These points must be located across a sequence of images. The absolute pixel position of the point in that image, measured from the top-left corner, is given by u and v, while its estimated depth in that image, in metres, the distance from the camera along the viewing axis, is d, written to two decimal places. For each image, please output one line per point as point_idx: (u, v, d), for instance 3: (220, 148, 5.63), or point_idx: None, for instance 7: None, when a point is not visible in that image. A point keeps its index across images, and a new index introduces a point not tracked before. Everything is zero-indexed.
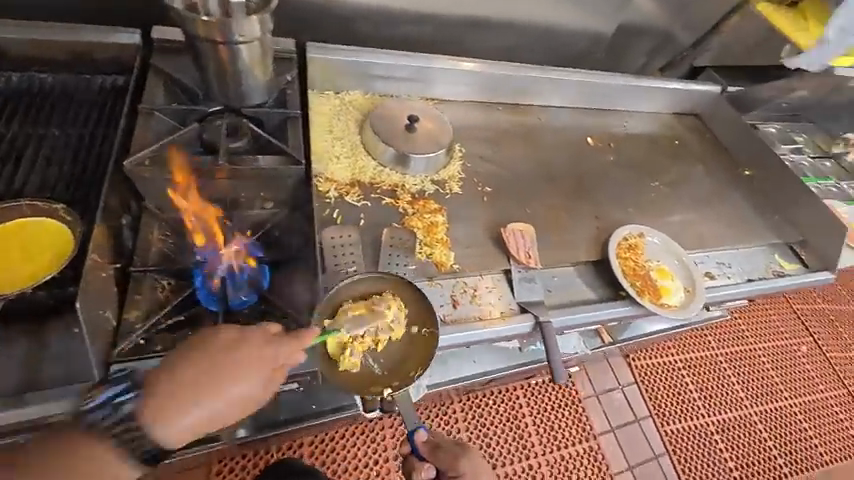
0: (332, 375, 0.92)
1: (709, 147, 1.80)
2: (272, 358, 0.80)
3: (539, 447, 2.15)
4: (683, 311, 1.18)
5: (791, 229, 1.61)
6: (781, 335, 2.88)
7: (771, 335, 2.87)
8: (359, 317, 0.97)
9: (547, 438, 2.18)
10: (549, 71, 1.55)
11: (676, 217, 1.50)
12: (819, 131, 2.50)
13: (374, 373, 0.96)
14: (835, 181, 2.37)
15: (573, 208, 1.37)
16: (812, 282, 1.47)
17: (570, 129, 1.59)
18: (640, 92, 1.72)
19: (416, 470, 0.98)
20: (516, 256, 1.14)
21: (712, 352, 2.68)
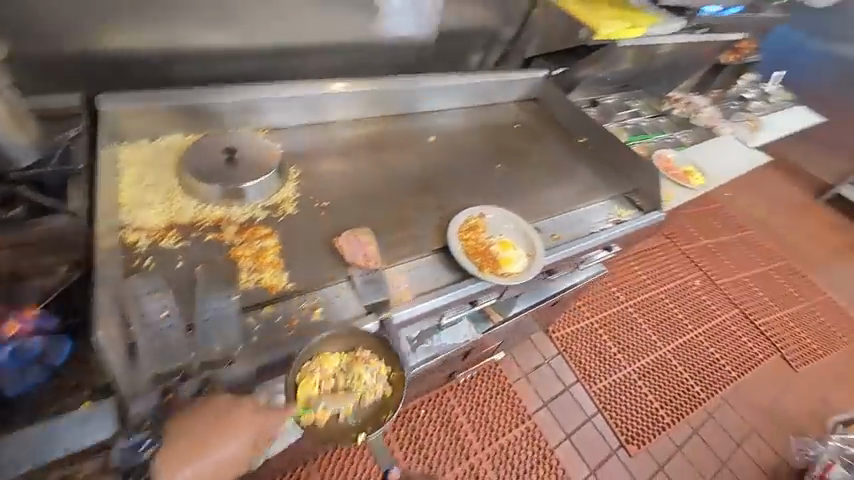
0: (311, 428, 0.95)
1: (544, 124, 2.03)
2: (263, 422, 0.92)
3: (477, 442, 2.16)
4: (526, 275, 1.24)
5: (623, 181, 1.81)
6: (668, 277, 3.30)
7: (661, 279, 3.27)
8: (334, 365, 1.00)
9: (484, 431, 2.19)
10: (374, 82, 1.62)
11: (521, 191, 1.62)
12: (649, 97, 2.95)
13: (348, 423, 0.98)
14: (669, 133, 2.68)
15: (419, 201, 1.41)
16: (644, 223, 1.64)
17: (412, 131, 1.69)
18: (471, 88, 1.90)
19: None
20: (354, 262, 1.14)
21: (617, 305, 2.97)
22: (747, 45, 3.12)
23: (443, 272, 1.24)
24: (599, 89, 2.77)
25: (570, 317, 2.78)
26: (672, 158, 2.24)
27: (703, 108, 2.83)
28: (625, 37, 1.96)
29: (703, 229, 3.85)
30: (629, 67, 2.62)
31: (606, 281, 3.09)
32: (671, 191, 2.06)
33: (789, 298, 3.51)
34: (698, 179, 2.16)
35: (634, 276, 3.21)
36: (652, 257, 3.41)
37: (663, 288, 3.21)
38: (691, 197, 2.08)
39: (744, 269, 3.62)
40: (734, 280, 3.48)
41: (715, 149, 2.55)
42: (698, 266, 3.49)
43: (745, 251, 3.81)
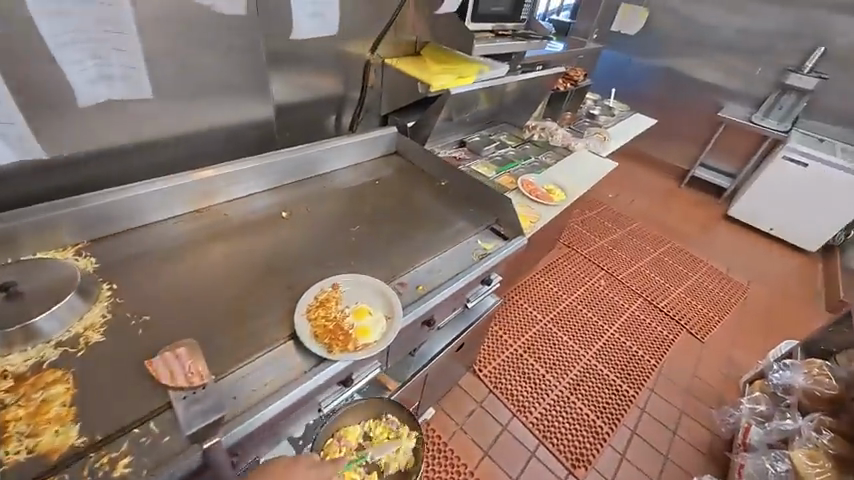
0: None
1: (405, 178, 2.05)
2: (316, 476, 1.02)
3: None
4: (384, 342, 1.17)
5: (486, 213, 1.87)
6: (576, 284, 3.49)
7: (571, 287, 3.44)
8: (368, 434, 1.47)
9: None
10: (204, 172, 1.54)
11: (383, 247, 1.60)
12: (511, 127, 3.25)
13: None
14: (534, 157, 2.95)
15: (265, 287, 1.32)
16: (508, 251, 1.69)
17: (261, 212, 1.64)
18: (323, 157, 1.92)
19: None
20: (175, 384, 0.97)
21: (536, 325, 3.03)
22: (577, 73, 3.62)
23: (291, 364, 1.12)
24: (463, 130, 2.97)
25: (493, 350, 2.77)
26: (534, 181, 2.43)
27: (555, 130, 3.17)
28: (457, 86, 2.14)
29: (597, 232, 4.21)
30: (482, 107, 2.85)
31: (520, 304, 3.18)
32: (538, 212, 2.20)
33: (681, 276, 3.87)
34: (559, 195, 2.34)
35: (546, 291, 3.34)
36: (558, 269, 3.61)
37: (575, 296, 3.37)
38: (556, 213, 2.24)
39: (639, 259, 3.97)
40: (634, 271, 3.78)
41: (572, 164, 2.83)
42: (601, 266, 3.75)
43: (636, 242, 4.20)
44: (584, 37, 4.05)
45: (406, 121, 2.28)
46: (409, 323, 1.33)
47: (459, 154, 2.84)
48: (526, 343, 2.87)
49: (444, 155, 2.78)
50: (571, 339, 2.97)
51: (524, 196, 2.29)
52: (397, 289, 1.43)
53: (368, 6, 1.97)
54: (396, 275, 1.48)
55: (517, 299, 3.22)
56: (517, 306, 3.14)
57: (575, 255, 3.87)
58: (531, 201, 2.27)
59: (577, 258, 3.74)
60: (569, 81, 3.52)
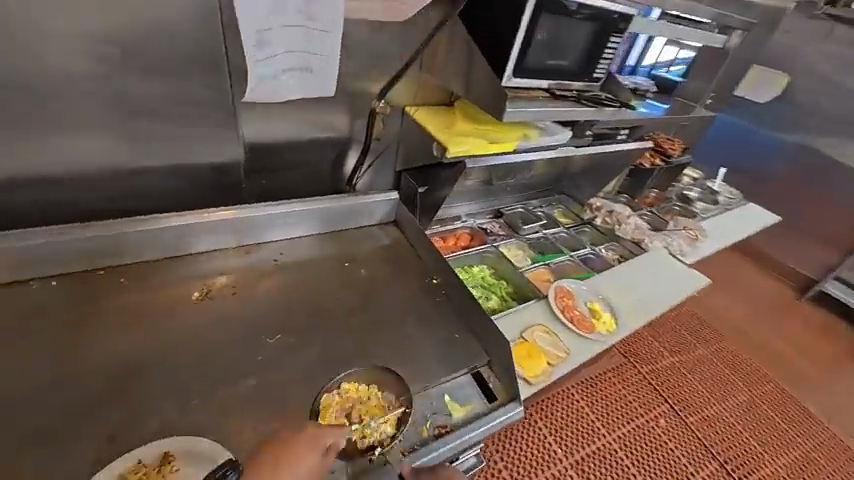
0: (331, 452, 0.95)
1: (390, 261, 1.54)
2: None
3: None
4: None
5: (476, 346, 1.28)
6: (626, 416, 2.60)
7: (617, 419, 2.56)
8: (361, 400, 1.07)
9: None
10: (104, 227, 1.19)
11: (299, 380, 1.08)
12: (570, 202, 2.60)
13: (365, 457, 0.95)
14: (589, 248, 2.26)
15: (80, 430, 0.87)
16: (484, 430, 1.09)
17: (169, 286, 1.22)
18: (289, 218, 1.48)
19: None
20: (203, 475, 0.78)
21: (551, 466, 2.26)
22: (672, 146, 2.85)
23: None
24: (505, 196, 2.40)
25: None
26: (575, 292, 1.76)
27: (626, 217, 2.44)
28: (483, 154, 1.62)
29: (673, 344, 3.22)
30: (532, 174, 2.26)
31: (538, 427, 2.42)
32: (566, 345, 1.51)
33: (785, 440, 2.74)
34: (604, 322, 1.64)
35: (579, 415, 2.52)
36: (605, 387, 2.74)
37: (620, 435, 2.49)
38: (595, 352, 1.53)
39: (725, 397, 2.90)
40: (716, 418, 2.75)
41: (642, 269, 2.05)
42: (668, 398, 2.78)
43: (724, 370, 3.12)
44: (694, 101, 3.23)
45: (417, 185, 1.81)
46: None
47: (490, 227, 2.26)
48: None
49: (471, 225, 2.22)
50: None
51: (553, 314, 1.63)
52: None
53: (387, 41, 1.55)
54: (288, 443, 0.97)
55: (536, 419, 2.47)
56: (534, 430, 2.39)
57: (632, 367, 2.93)
58: (560, 324, 1.60)
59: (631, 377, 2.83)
60: (659, 156, 2.76)
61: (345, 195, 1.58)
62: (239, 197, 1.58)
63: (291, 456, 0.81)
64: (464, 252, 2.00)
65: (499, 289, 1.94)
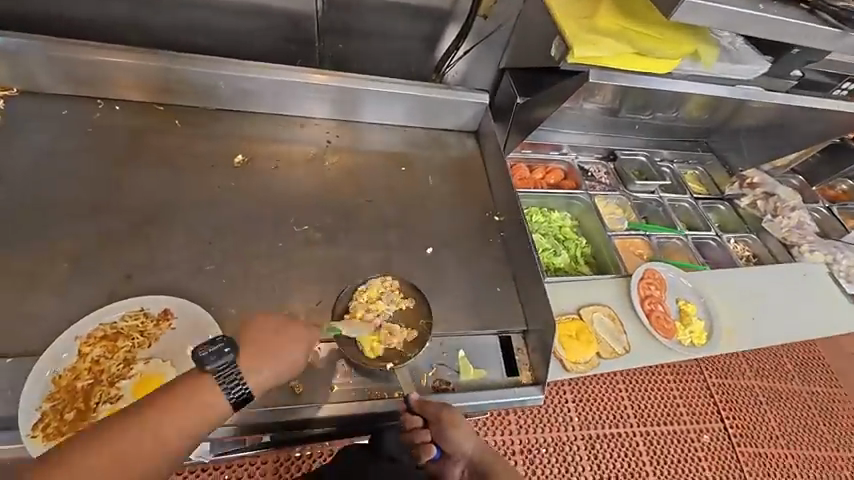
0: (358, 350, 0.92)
1: (453, 178, 1.30)
2: None
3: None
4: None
5: (514, 308, 1.07)
6: (749, 458, 1.69)
7: (733, 458, 1.67)
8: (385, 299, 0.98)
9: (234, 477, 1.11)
10: (165, 61, 1.11)
11: (311, 281, 1.00)
12: (716, 165, 1.94)
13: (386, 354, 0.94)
14: (714, 232, 1.74)
15: (106, 258, 0.91)
16: (492, 404, 0.95)
17: (217, 140, 1.16)
18: (354, 98, 1.27)
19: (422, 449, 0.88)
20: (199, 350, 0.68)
21: (576, 437, 1.57)
22: None
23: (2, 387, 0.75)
24: (628, 136, 1.85)
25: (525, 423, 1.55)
26: (668, 282, 1.39)
27: (789, 209, 1.79)
28: (620, 68, 1.18)
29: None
30: (680, 115, 1.71)
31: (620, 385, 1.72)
32: (628, 342, 1.23)
33: None
34: (693, 332, 1.29)
35: (683, 417, 1.70)
36: (738, 403, 1.79)
37: (724, 466, 1.65)
38: (663, 362, 1.24)
39: None
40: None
41: (779, 284, 1.53)
42: (827, 463, 1.76)
43: None
44: None
45: (517, 93, 1.42)
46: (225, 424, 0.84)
47: (592, 170, 1.81)
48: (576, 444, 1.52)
49: (569, 161, 1.79)
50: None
51: (629, 301, 1.31)
52: None
53: None
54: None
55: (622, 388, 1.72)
56: (611, 387, 1.70)
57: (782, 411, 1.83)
58: (633, 315, 1.29)
59: (763, 403, 1.82)
60: None
61: (429, 85, 1.31)
62: (309, 60, 1.37)
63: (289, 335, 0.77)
64: (549, 191, 1.66)
65: (575, 247, 1.60)
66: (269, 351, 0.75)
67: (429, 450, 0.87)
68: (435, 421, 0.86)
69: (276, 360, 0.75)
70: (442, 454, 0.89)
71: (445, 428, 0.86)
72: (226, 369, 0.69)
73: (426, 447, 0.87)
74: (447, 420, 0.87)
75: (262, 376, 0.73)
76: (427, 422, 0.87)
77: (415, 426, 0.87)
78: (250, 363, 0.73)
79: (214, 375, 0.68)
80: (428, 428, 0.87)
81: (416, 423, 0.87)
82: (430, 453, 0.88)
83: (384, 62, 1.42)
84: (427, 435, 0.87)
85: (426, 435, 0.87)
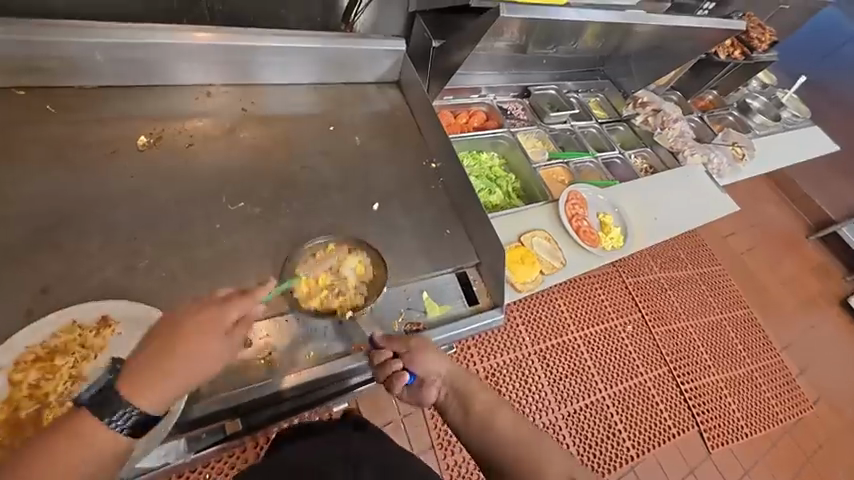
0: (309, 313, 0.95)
1: (383, 131, 1.29)
2: None
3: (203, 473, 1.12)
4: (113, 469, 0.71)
5: (465, 245, 1.15)
6: (660, 333, 2.08)
7: (650, 337, 2.05)
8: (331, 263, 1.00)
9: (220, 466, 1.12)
10: (15, 32, 0.92)
11: (259, 255, 0.96)
12: (613, 91, 2.15)
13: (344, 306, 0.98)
14: (619, 151, 1.96)
15: (9, 276, 0.79)
16: (458, 333, 1.03)
17: (110, 124, 1.02)
18: (259, 58, 1.17)
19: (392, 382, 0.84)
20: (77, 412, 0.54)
21: (531, 353, 1.81)
22: (761, 37, 2.26)
23: None
24: (536, 71, 1.96)
25: (486, 354, 1.74)
26: (588, 200, 1.56)
27: (673, 121, 2.06)
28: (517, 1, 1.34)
29: (742, 274, 2.55)
30: (577, 46, 1.83)
31: (557, 302, 2.00)
32: (564, 256, 1.40)
33: (811, 430, 2.17)
34: (613, 238, 1.49)
35: (609, 315, 2.03)
36: (648, 294, 2.17)
37: (644, 345, 2.02)
38: (594, 267, 1.43)
39: (766, 355, 2.28)
40: (760, 368, 2.22)
41: (671, 187, 1.78)
42: (715, 325, 2.23)
43: (776, 328, 2.42)
44: None
45: (432, 37, 1.42)
46: (201, 414, 0.81)
47: (511, 108, 1.90)
48: (532, 358, 1.76)
49: (489, 102, 1.86)
50: (589, 410, 1.78)
51: (560, 221, 1.47)
52: None
53: None
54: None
55: (560, 305, 1.99)
56: (551, 307, 1.96)
57: (679, 292, 2.26)
58: (563, 233, 1.45)
59: (666, 290, 2.22)
60: (740, 49, 2.24)
61: (339, 35, 1.24)
62: (199, 19, 1.22)
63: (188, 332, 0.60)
64: (475, 134, 1.72)
65: (506, 184, 1.71)
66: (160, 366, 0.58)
67: (401, 375, 0.83)
68: (405, 348, 0.86)
69: (176, 373, 0.58)
70: (417, 380, 0.85)
71: (417, 354, 0.86)
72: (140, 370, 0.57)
73: (398, 374, 0.84)
74: (416, 347, 0.87)
75: (162, 390, 0.57)
76: (397, 352, 0.86)
77: (385, 358, 0.86)
78: (144, 377, 0.57)
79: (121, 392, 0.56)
80: (398, 356, 0.86)
81: (385, 355, 0.86)
82: (403, 379, 0.84)
83: (287, 14, 1.31)
84: (399, 363, 0.85)
85: (396, 364, 0.84)
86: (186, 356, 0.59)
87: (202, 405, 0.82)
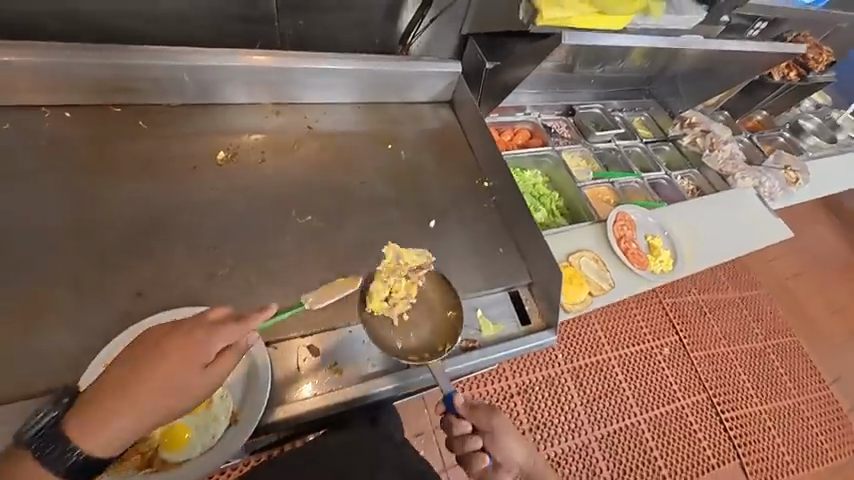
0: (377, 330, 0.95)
1: (438, 149, 1.33)
2: None
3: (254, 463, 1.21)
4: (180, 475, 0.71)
5: (517, 265, 1.16)
6: (700, 359, 2.01)
7: (688, 362, 1.99)
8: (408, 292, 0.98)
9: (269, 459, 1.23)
10: (118, 58, 1.02)
11: (324, 268, 1.01)
12: (659, 110, 2.13)
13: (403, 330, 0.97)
14: (664, 172, 1.94)
15: (111, 278, 0.87)
16: (512, 353, 1.04)
17: (192, 139, 1.10)
18: (325, 79, 1.24)
19: (475, 463, 0.93)
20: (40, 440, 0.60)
21: (564, 371, 1.79)
22: (818, 57, 2.19)
23: None
24: (582, 90, 1.97)
25: (520, 370, 1.74)
26: (637, 222, 1.55)
27: (723, 143, 2.01)
28: (576, 26, 1.32)
29: (790, 302, 2.44)
30: (624, 66, 1.82)
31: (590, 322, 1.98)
32: (612, 278, 1.39)
33: None
34: (662, 261, 1.47)
35: (646, 336, 1.98)
36: (688, 318, 2.11)
37: (682, 370, 1.96)
38: (642, 290, 1.41)
39: (815, 388, 2.16)
40: (808, 401, 2.10)
41: (718, 210, 1.74)
42: (758, 352, 2.14)
43: (826, 360, 2.30)
44: None
45: (485, 59, 1.46)
46: (273, 419, 0.85)
47: (555, 126, 1.91)
48: (566, 377, 1.75)
49: (533, 120, 1.88)
50: (624, 434, 1.74)
51: (607, 241, 1.47)
52: (299, 356, 0.92)
53: None
54: (286, 332, 0.93)
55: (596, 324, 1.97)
56: (587, 325, 1.93)
57: (720, 316, 2.18)
58: (611, 254, 1.45)
59: (706, 314, 2.15)
60: (795, 70, 2.18)
61: (398, 57, 1.29)
62: (271, 41, 1.30)
63: (172, 355, 0.62)
64: (520, 152, 1.74)
65: (550, 202, 1.71)
66: (139, 383, 0.61)
67: (482, 458, 0.92)
68: (488, 427, 0.94)
69: (149, 398, 0.61)
70: (495, 464, 0.95)
71: (497, 434, 0.95)
72: (42, 438, 0.60)
73: (479, 455, 0.93)
74: (497, 427, 0.95)
75: (123, 419, 0.60)
76: (478, 428, 0.94)
77: (465, 433, 0.92)
78: (108, 405, 0.60)
79: (45, 437, 0.60)
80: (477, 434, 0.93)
81: (466, 429, 0.92)
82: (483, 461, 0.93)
83: (350, 36, 1.37)
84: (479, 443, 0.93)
85: (478, 443, 0.93)
86: (180, 365, 0.62)
87: (272, 410, 0.86)
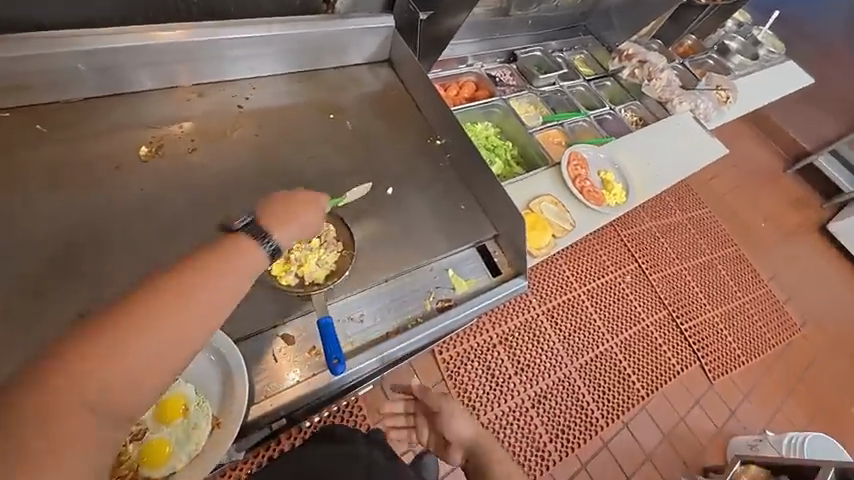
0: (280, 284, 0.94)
1: (383, 112, 1.27)
2: None
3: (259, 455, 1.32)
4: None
5: (480, 218, 1.17)
6: (657, 279, 2.17)
7: (647, 284, 2.14)
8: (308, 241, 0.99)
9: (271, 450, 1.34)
10: None
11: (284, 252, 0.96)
12: (596, 46, 2.13)
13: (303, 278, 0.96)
14: (608, 107, 1.98)
15: (48, 303, 0.79)
16: (488, 304, 1.06)
17: (106, 136, 0.98)
18: (245, 50, 1.12)
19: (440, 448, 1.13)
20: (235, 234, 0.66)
21: (539, 313, 1.89)
22: None
23: None
24: (519, 33, 1.93)
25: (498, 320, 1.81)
26: (588, 160, 1.59)
27: (659, 71, 2.07)
28: None
29: (729, 214, 2.65)
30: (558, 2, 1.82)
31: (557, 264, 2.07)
32: (573, 218, 1.44)
33: (802, 351, 2.32)
34: (616, 194, 1.53)
35: (608, 267, 2.10)
36: (643, 244, 2.25)
37: (643, 292, 2.11)
38: (601, 224, 1.47)
39: (755, 287, 2.41)
40: (751, 299, 2.35)
41: (659, 136, 1.82)
42: (706, 264, 2.34)
43: (763, 262, 2.55)
44: None
45: (417, 9, 1.37)
46: (256, 416, 0.84)
47: (499, 75, 1.88)
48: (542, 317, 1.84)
49: (477, 71, 1.83)
50: (599, 359, 1.87)
51: (563, 182, 1.50)
52: (273, 344, 0.90)
53: None
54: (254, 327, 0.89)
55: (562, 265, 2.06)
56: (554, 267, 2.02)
57: (671, 238, 2.34)
58: (568, 194, 1.49)
59: (658, 239, 2.30)
60: None
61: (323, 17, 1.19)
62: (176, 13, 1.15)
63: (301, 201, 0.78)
64: (468, 106, 1.71)
65: (504, 152, 1.71)
66: (282, 217, 0.73)
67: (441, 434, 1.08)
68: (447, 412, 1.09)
69: (293, 225, 0.73)
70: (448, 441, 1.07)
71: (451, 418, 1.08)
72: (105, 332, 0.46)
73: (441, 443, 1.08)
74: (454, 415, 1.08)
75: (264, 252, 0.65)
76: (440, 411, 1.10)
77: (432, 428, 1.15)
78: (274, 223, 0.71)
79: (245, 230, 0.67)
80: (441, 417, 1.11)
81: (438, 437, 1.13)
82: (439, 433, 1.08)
83: None
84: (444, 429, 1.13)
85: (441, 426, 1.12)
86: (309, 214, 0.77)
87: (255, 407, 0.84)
